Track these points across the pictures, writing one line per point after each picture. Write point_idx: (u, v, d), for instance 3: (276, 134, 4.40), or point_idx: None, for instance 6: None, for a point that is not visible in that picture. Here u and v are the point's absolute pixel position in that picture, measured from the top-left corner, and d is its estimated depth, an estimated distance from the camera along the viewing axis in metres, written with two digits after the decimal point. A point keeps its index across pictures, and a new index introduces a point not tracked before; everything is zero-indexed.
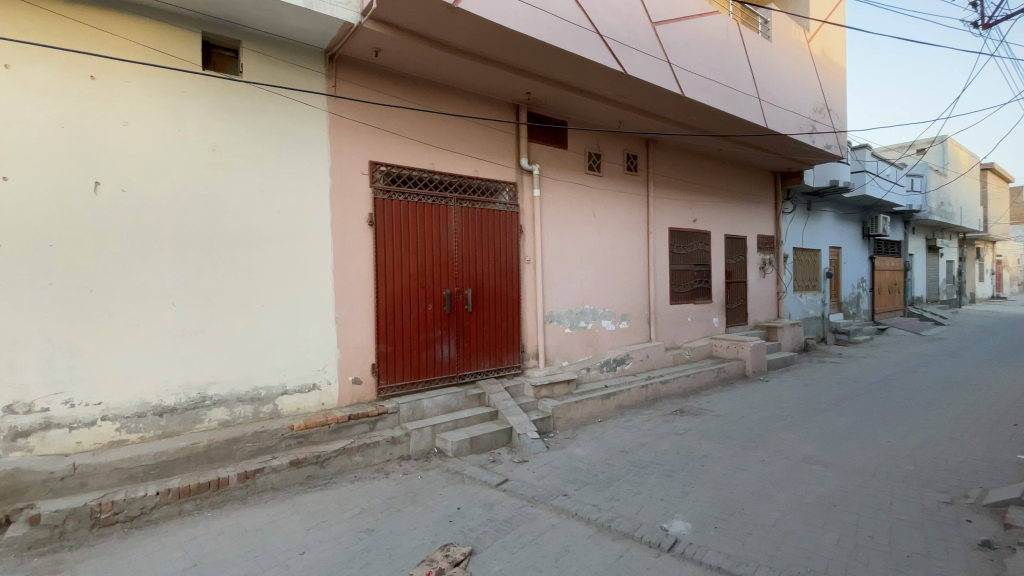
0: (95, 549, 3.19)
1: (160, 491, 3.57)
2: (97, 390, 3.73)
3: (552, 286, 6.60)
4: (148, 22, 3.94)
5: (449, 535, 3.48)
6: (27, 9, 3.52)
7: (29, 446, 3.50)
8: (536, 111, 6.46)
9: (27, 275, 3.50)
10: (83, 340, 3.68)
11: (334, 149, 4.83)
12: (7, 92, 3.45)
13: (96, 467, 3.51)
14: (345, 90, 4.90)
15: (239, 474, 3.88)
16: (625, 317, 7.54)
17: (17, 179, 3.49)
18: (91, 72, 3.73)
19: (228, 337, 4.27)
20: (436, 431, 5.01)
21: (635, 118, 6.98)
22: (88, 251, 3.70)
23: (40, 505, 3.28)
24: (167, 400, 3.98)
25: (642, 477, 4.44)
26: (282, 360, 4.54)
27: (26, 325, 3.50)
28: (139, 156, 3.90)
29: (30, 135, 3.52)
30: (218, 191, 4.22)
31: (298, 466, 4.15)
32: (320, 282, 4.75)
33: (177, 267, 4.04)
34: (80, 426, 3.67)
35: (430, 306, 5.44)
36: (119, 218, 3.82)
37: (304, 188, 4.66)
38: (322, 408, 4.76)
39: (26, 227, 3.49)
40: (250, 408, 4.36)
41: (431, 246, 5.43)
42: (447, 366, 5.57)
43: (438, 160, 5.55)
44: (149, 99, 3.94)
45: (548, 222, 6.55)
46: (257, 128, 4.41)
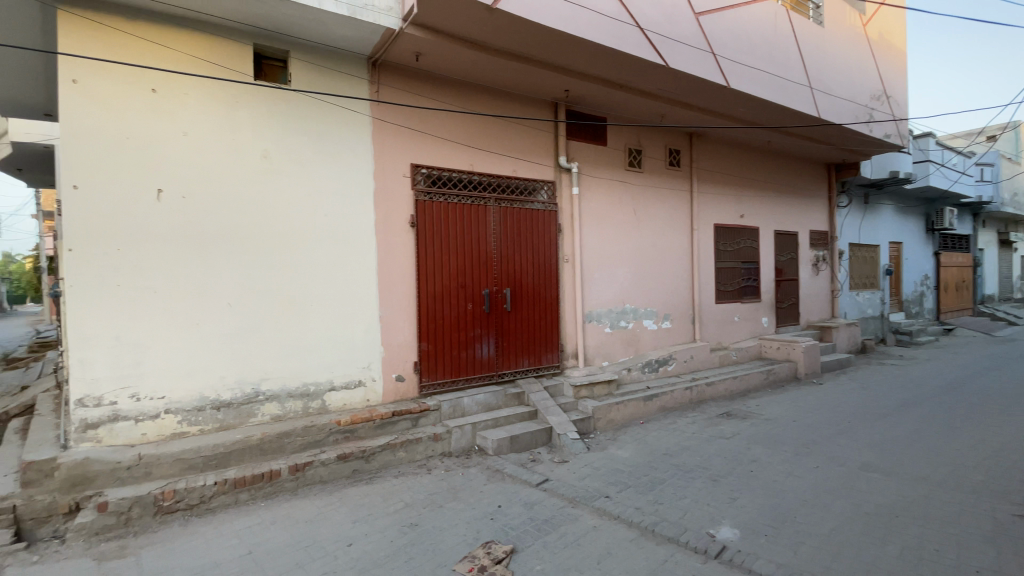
0: (158, 536, 3.39)
1: (218, 481, 3.76)
2: (160, 385, 3.97)
3: (592, 286, 6.52)
4: (204, 36, 4.16)
5: (490, 532, 3.50)
6: (97, 29, 3.79)
7: (98, 437, 3.76)
8: (575, 108, 6.39)
9: (97, 277, 3.76)
10: (147, 338, 3.93)
11: (378, 152, 4.95)
12: (79, 107, 3.72)
13: (159, 458, 3.74)
14: (387, 95, 5.01)
15: (289, 467, 4.04)
16: (667, 316, 7.35)
17: (88, 188, 3.74)
18: (153, 85, 3.97)
19: (279, 336, 4.45)
20: (477, 429, 5.05)
21: (678, 111, 6.79)
22: (151, 255, 3.94)
23: (109, 492, 3.52)
24: (224, 395, 4.20)
25: (687, 481, 4.32)
26: (330, 358, 4.70)
27: (98, 325, 3.76)
28: (197, 164, 4.12)
29: (99, 147, 3.79)
30: (269, 196, 4.41)
31: (344, 460, 4.30)
32: (365, 281, 4.89)
33: (233, 269, 4.25)
34: (145, 419, 3.92)
35: (470, 305, 5.49)
36: (179, 222, 4.05)
37: (349, 191, 4.80)
38: (368, 405, 4.89)
39: (95, 233, 3.75)
40: (300, 404, 4.53)
41: (471, 246, 5.48)
42: (486, 365, 5.60)
43: (477, 161, 5.60)
44: (205, 109, 4.16)
45: (587, 220, 6.47)
46: (305, 134, 4.58)
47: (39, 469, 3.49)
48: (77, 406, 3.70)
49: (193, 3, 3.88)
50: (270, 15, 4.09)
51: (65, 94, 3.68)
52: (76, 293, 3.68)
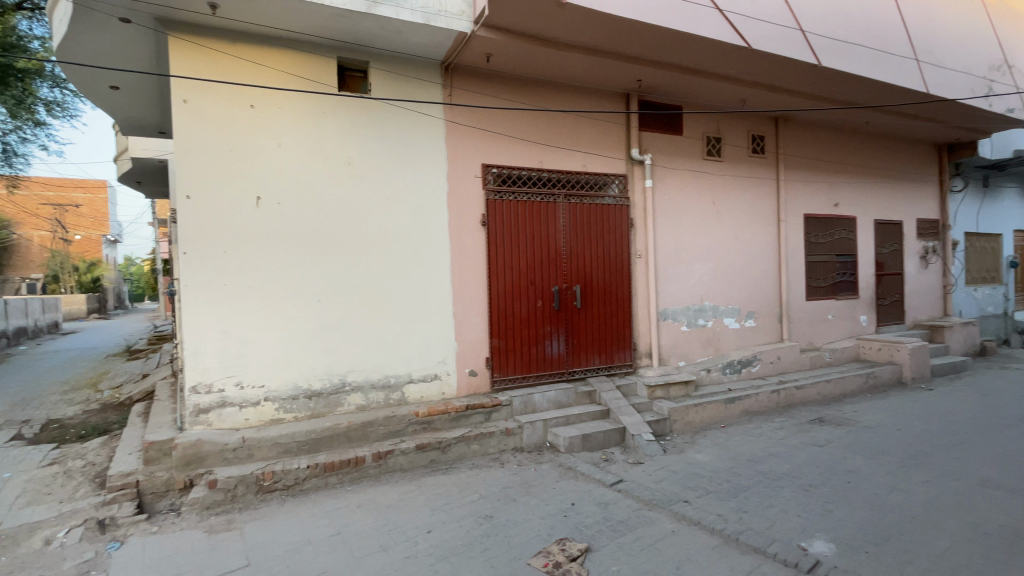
0: (259, 512, 3.71)
1: (310, 465, 4.05)
2: (260, 374, 4.33)
3: (666, 282, 6.29)
4: (294, 53, 4.47)
5: (564, 530, 3.48)
6: (205, 53, 4.19)
7: (208, 421, 4.16)
8: (648, 98, 6.19)
9: (207, 276, 4.16)
10: (249, 331, 4.30)
11: (451, 153, 5.08)
12: (191, 124, 4.14)
13: (260, 442, 4.08)
14: (459, 98, 5.13)
15: (373, 454, 4.27)
16: (750, 315, 6.93)
17: (198, 198, 4.15)
18: (252, 101, 4.33)
19: (362, 331, 4.70)
20: (548, 425, 5.05)
21: (762, 95, 6.37)
22: (251, 256, 4.31)
23: (218, 471, 3.89)
24: (315, 385, 4.50)
25: (775, 490, 4.04)
26: (408, 353, 4.89)
27: (207, 320, 4.17)
28: (289, 172, 4.45)
29: (207, 160, 4.19)
30: (351, 199, 4.66)
31: (422, 450, 4.46)
32: (440, 279, 5.03)
33: (322, 268, 4.55)
34: (248, 405, 4.29)
35: (540, 302, 5.50)
36: (274, 226, 4.39)
37: (425, 192, 4.96)
38: (443, 398, 5.03)
39: (205, 236, 4.15)
40: (382, 395, 4.76)
41: (541, 243, 5.48)
42: (557, 362, 5.58)
43: (547, 157, 5.58)
44: (296, 121, 4.47)
45: (661, 215, 6.25)
46: (384, 140, 4.80)
47: (161, 448, 3.93)
48: (191, 393, 4.13)
49: (285, 22, 4.19)
50: (351, 28, 4.32)
51: (179, 114, 4.10)
52: (189, 292, 4.10)
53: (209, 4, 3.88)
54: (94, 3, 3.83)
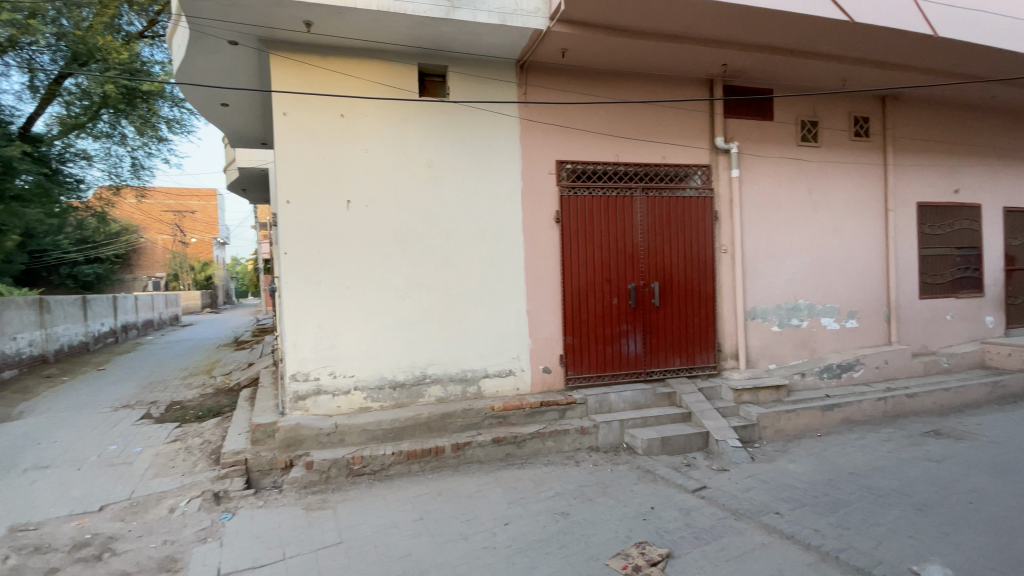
0: (351, 493, 3.96)
1: (394, 452, 4.26)
2: (350, 365, 4.61)
3: (753, 278, 5.91)
4: (380, 62, 4.71)
5: (643, 533, 3.38)
6: (301, 68, 4.52)
7: (305, 407, 4.50)
8: (733, 84, 5.85)
9: (304, 274, 4.50)
10: (340, 325, 4.60)
11: (525, 151, 5.12)
12: (290, 135, 4.49)
13: (350, 428, 4.35)
14: (534, 95, 5.14)
15: (452, 445, 4.41)
16: (851, 315, 6.34)
17: (296, 202, 4.49)
18: (341, 111, 4.62)
19: (442, 326, 4.86)
20: (625, 426, 4.94)
21: (865, 73, 5.80)
22: (341, 255, 4.60)
23: (314, 453, 4.20)
24: (399, 376, 4.73)
25: (881, 507, 3.67)
26: (485, 348, 4.99)
27: (304, 314, 4.51)
28: (374, 175, 4.69)
29: (303, 166, 4.52)
30: (431, 199, 4.83)
31: (498, 443, 4.54)
32: (515, 276, 5.08)
33: (405, 266, 4.76)
34: (339, 394, 4.58)
35: (616, 300, 5.39)
36: (362, 227, 4.65)
37: (500, 190, 5.03)
38: (518, 393, 5.09)
39: (302, 237, 4.50)
40: (459, 388, 4.90)
41: (617, 239, 5.37)
42: (634, 361, 5.44)
43: (623, 151, 5.45)
44: (381, 127, 4.71)
45: (748, 207, 5.89)
46: (461, 141, 4.92)
47: (265, 430, 4.30)
48: (291, 380, 4.49)
49: (371, 34, 4.42)
50: (431, 35, 4.48)
51: (280, 126, 4.47)
52: (289, 288, 4.46)
53: (304, 23, 4.19)
54: (209, 29, 4.28)
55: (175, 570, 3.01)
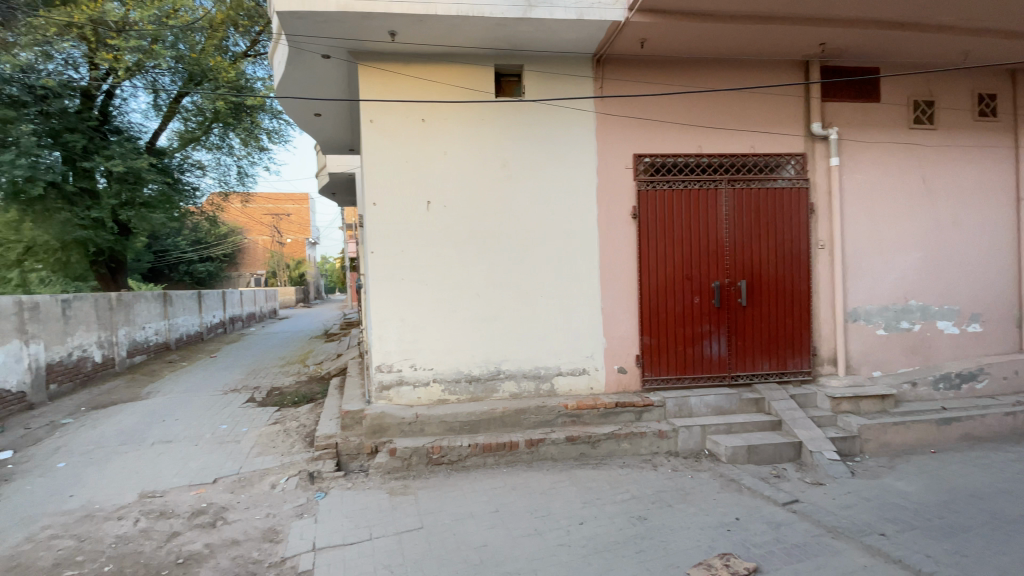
0: (430, 481, 4.13)
1: (471, 444, 4.37)
2: (429, 359, 4.79)
3: (854, 277, 5.41)
4: (459, 66, 4.84)
5: (727, 545, 3.21)
6: (386, 76, 4.75)
7: (389, 396, 4.74)
8: (831, 64, 5.38)
9: (387, 272, 4.73)
10: (420, 320, 4.79)
11: (602, 146, 5.03)
12: (376, 141, 4.73)
13: (430, 419, 4.52)
14: (611, 89, 5.05)
15: (526, 441, 4.45)
16: (974, 318, 5.61)
17: (381, 204, 4.73)
18: (423, 115, 4.80)
19: (517, 323, 4.91)
20: (707, 431, 4.72)
21: (994, 44, 5.10)
22: (422, 254, 4.78)
23: (397, 441, 4.41)
24: (474, 371, 4.84)
25: (1011, 536, 3.22)
26: (559, 346, 4.97)
27: (387, 310, 4.74)
28: (453, 176, 4.84)
29: (388, 170, 4.75)
30: (506, 198, 4.90)
31: (572, 442, 4.51)
32: (590, 274, 5.02)
33: (482, 264, 4.86)
34: (420, 385, 4.77)
35: (698, 299, 5.15)
36: (441, 226, 4.81)
37: (575, 188, 4.99)
38: (592, 393, 5.02)
39: (386, 237, 4.73)
40: (533, 385, 4.92)
41: (699, 235, 5.13)
42: (716, 364, 5.18)
43: (706, 142, 5.20)
44: (460, 129, 4.84)
45: (849, 199, 5.39)
46: (537, 139, 4.94)
47: (354, 416, 4.58)
48: (377, 371, 4.74)
49: (451, 38, 4.55)
50: (508, 35, 4.53)
51: (367, 133, 4.72)
52: (374, 285, 4.71)
53: (389, 33, 4.40)
54: (305, 44, 4.61)
55: (276, 541, 3.29)
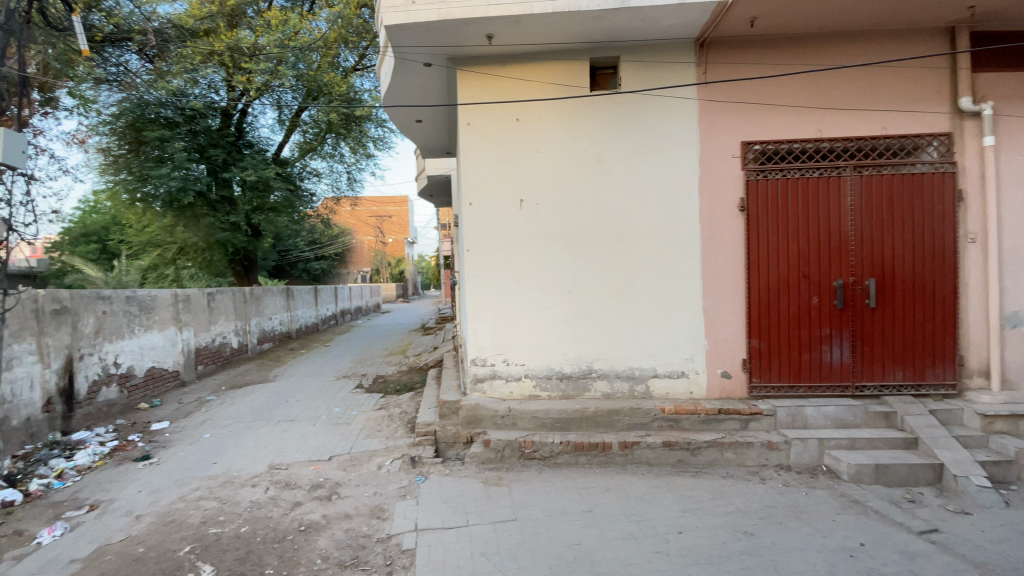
0: (523, 475, 4.18)
1: (563, 441, 4.35)
2: (522, 355, 4.85)
3: (1014, 277, 4.61)
4: (554, 62, 4.82)
5: (850, 571, 2.88)
6: (484, 77, 4.87)
7: (483, 389, 4.88)
8: (986, 28, 4.62)
9: (482, 269, 4.87)
10: (514, 317, 4.86)
11: (705, 135, 4.76)
12: (473, 142, 4.88)
13: (522, 413, 4.57)
14: (715, 73, 4.76)
15: (620, 443, 4.34)
16: None
17: (477, 204, 4.88)
18: (517, 115, 4.85)
19: (611, 322, 4.80)
20: (825, 446, 4.28)
21: None
22: (515, 252, 4.85)
23: (490, 433, 4.52)
24: (566, 368, 4.82)
25: None
26: (654, 347, 4.79)
27: (482, 306, 4.88)
28: (548, 173, 4.84)
29: (484, 170, 4.88)
30: (600, 194, 4.81)
31: (670, 447, 4.32)
32: (691, 273, 4.77)
33: (575, 261, 4.82)
34: (512, 380, 4.85)
35: (815, 299, 4.69)
36: (534, 224, 4.85)
37: (674, 181, 4.77)
38: (691, 397, 4.77)
39: (481, 235, 4.87)
40: (627, 385, 4.78)
41: (817, 229, 4.67)
42: (837, 371, 4.68)
43: (826, 125, 4.72)
44: (554, 126, 4.83)
45: (1008, 183, 4.60)
46: (633, 131, 4.79)
47: (450, 406, 4.77)
48: (472, 364, 4.91)
49: (547, 36, 4.55)
50: (604, 27, 4.42)
51: (465, 135, 4.88)
52: (471, 282, 4.88)
53: (487, 36, 4.50)
54: (409, 54, 4.87)
55: (383, 519, 3.53)
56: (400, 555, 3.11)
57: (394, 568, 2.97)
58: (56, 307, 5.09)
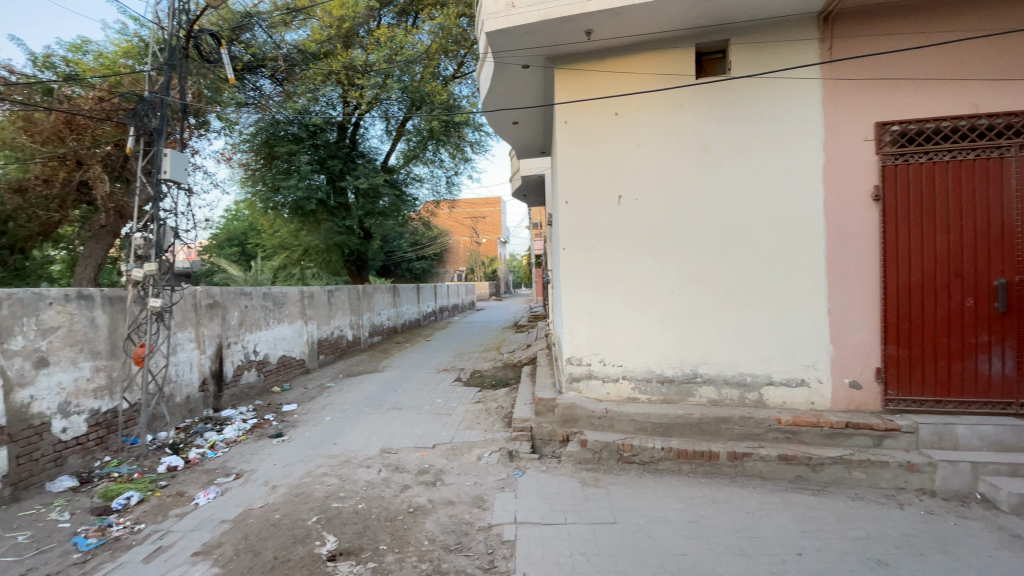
0: (621, 478, 4.08)
1: (664, 447, 4.18)
2: (620, 355, 4.75)
3: None
4: (656, 52, 4.64)
5: None
6: (582, 74, 4.83)
7: (579, 389, 4.85)
8: None
9: (579, 267, 4.85)
10: (612, 317, 4.77)
11: (831, 118, 4.31)
12: (571, 139, 4.85)
13: (620, 415, 4.46)
14: (842, 49, 4.28)
15: (728, 453, 4.07)
16: None
17: (573, 201, 4.86)
18: (617, 109, 4.73)
19: (718, 323, 4.53)
20: (980, 470, 3.69)
21: None
22: (613, 250, 4.76)
23: (587, 433, 4.47)
24: (668, 371, 4.62)
25: None
26: (768, 351, 4.43)
27: (579, 304, 4.86)
28: (649, 167, 4.67)
29: (581, 167, 4.84)
30: (707, 187, 4.54)
31: (786, 462, 3.97)
32: (814, 271, 4.34)
33: (678, 259, 4.60)
34: (610, 381, 4.76)
35: (969, 301, 4.04)
36: (633, 221, 4.71)
37: (792, 170, 4.38)
38: (812, 409, 4.34)
39: (577, 233, 4.85)
40: (736, 393, 4.48)
41: (972, 220, 4.02)
42: (997, 385, 4.01)
43: (981, 100, 4.09)
44: (656, 118, 4.64)
45: None
46: (744, 119, 4.47)
47: (547, 404, 4.83)
48: (568, 363, 4.91)
49: (649, 26, 4.39)
50: (712, 11, 4.17)
51: (562, 133, 4.88)
52: (568, 280, 4.89)
53: (586, 31, 4.46)
54: (509, 58, 4.98)
55: (484, 509, 3.65)
56: (500, 545, 3.20)
57: (496, 557, 3.07)
58: (210, 302, 5.93)
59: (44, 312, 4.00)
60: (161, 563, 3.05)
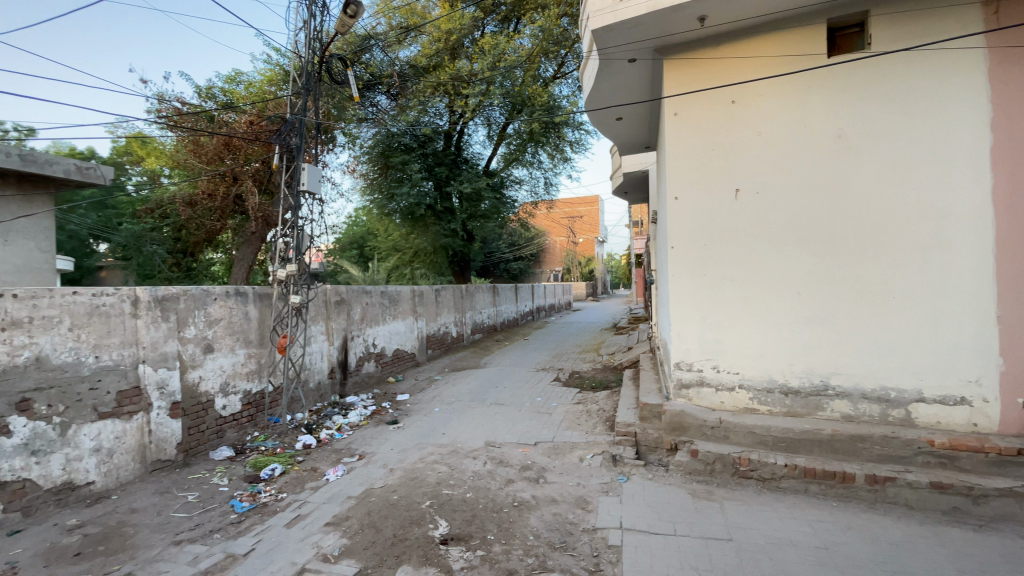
0: (737, 493, 3.81)
1: (787, 464, 3.84)
2: (736, 362, 4.44)
3: None
4: (778, 33, 4.27)
5: None
6: (693, 64, 4.59)
7: (688, 396, 4.62)
8: None
9: (690, 267, 4.62)
10: (727, 320, 4.48)
11: (1002, 91, 3.67)
12: (682, 133, 4.63)
13: (736, 427, 4.17)
14: (1015, 10, 3.64)
15: (866, 476, 3.62)
16: None
17: (683, 198, 4.64)
18: (733, 97, 4.43)
19: (855, 330, 4.04)
20: None
21: None
22: (729, 249, 4.46)
23: (698, 443, 4.24)
24: (793, 382, 4.23)
25: None
26: (919, 363, 3.87)
27: (689, 306, 4.63)
28: (770, 158, 4.32)
29: (693, 161, 4.60)
30: (842, 177, 4.08)
31: (941, 491, 3.44)
32: (980, 272, 3.71)
33: (806, 257, 4.18)
34: (723, 389, 4.48)
35: None
36: (752, 217, 4.38)
37: (951, 153, 3.78)
38: (975, 432, 3.73)
39: (688, 231, 4.62)
40: (877, 409, 3.97)
41: None
42: None
43: None
44: (779, 104, 4.28)
45: None
46: (888, 98, 3.94)
47: (652, 410, 4.71)
48: (676, 368, 4.70)
49: (772, 6, 4.05)
50: None
51: (671, 126, 4.67)
52: (678, 280, 4.68)
53: (698, 19, 4.22)
54: (614, 54, 4.88)
55: (588, 510, 3.63)
56: (606, 549, 3.16)
57: (602, 560, 3.03)
58: (337, 299, 6.59)
59: (211, 306, 4.73)
60: (299, 529, 3.45)
